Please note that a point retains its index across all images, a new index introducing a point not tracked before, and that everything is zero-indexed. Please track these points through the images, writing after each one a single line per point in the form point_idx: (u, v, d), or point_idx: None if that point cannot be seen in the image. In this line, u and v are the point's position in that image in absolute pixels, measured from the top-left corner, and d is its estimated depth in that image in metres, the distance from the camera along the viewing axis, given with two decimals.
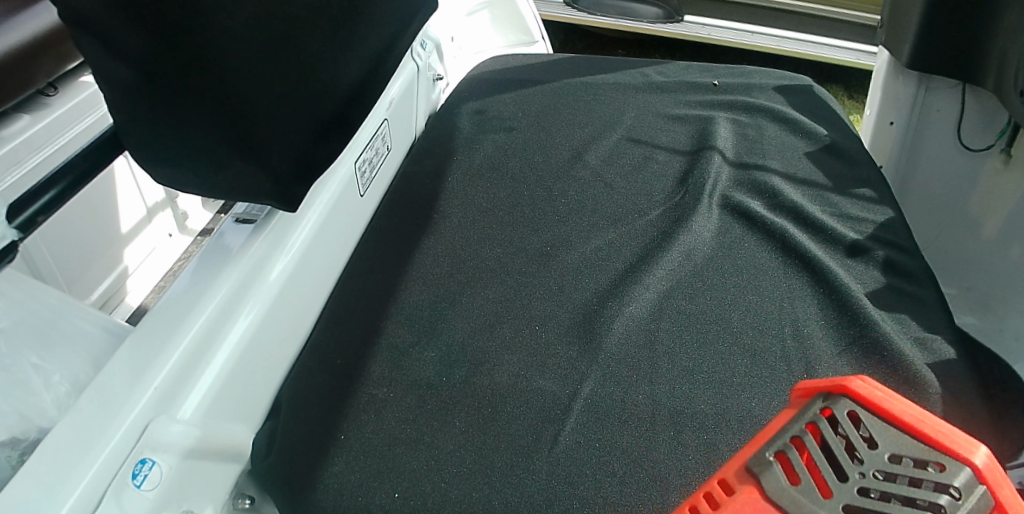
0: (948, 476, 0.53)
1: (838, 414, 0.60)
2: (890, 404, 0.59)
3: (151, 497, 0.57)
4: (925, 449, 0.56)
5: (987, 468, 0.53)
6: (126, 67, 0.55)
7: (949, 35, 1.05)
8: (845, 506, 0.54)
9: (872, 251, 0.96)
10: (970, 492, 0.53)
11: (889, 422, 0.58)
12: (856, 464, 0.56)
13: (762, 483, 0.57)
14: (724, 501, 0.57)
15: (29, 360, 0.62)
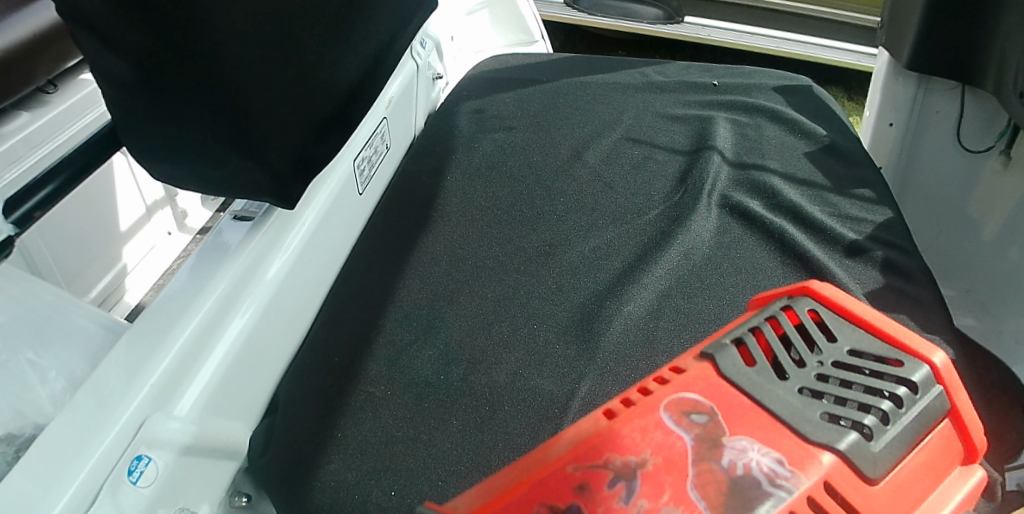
0: (908, 370, 0.58)
1: (801, 313, 0.64)
2: (855, 309, 0.63)
3: (147, 494, 0.57)
4: (885, 347, 0.60)
5: (946, 366, 0.58)
6: (124, 61, 0.55)
7: (950, 36, 1.05)
8: (803, 388, 0.57)
9: (871, 251, 0.96)
10: (929, 388, 0.57)
11: (852, 324, 0.62)
12: (815, 355, 0.60)
13: (720, 363, 0.59)
14: (679, 378, 0.59)
15: (25, 355, 0.62)
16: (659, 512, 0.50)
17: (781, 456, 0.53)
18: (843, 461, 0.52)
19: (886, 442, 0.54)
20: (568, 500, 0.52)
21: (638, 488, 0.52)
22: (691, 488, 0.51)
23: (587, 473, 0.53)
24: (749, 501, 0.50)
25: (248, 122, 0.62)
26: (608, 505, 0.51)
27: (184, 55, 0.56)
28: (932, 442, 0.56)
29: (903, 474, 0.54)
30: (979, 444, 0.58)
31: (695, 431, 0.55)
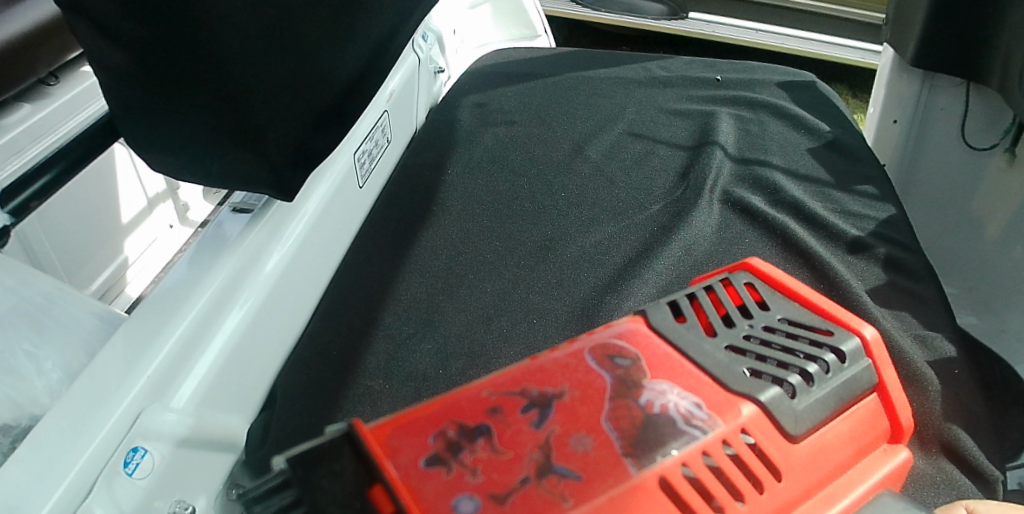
0: (839, 342, 0.64)
1: (742, 287, 0.70)
2: (793, 287, 0.69)
3: (143, 485, 0.57)
4: (818, 320, 0.66)
5: (874, 340, 0.64)
6: (122, 51, 0.55)
7: (955, 31, 1.04)
8: (730, 345, 0.64)
9: (874, 248, 0.96)
10: (858, 362, 0.63)
11: (790, 299, 0.69)
12: (749, 322, 0.66)
13: (654, 321, 0.66)
14: (609, 331, 0.65)
15: (22, 347, 0.62)
16: (567, 435, 0.56)
17: (699, 402, 0.58)
18: (763, 414, 0.58)
19: (809, 402, 0.59)
20: (481, 418, 0.57)
21: (551, 416, 0.57)
22: (604, 420, 0.57)
23: (503, 398, 0.59)
24: (660, 434, 0.56)
25: (248, 113, 0.61)
26: (519, 427, 0.57)
27: (183, 45, 0.55)
28: (857, 413, 0.62)
29: (824, 434, 0.59)
30: (905, 422, 0.64)
31: (615, 373, 0.61)
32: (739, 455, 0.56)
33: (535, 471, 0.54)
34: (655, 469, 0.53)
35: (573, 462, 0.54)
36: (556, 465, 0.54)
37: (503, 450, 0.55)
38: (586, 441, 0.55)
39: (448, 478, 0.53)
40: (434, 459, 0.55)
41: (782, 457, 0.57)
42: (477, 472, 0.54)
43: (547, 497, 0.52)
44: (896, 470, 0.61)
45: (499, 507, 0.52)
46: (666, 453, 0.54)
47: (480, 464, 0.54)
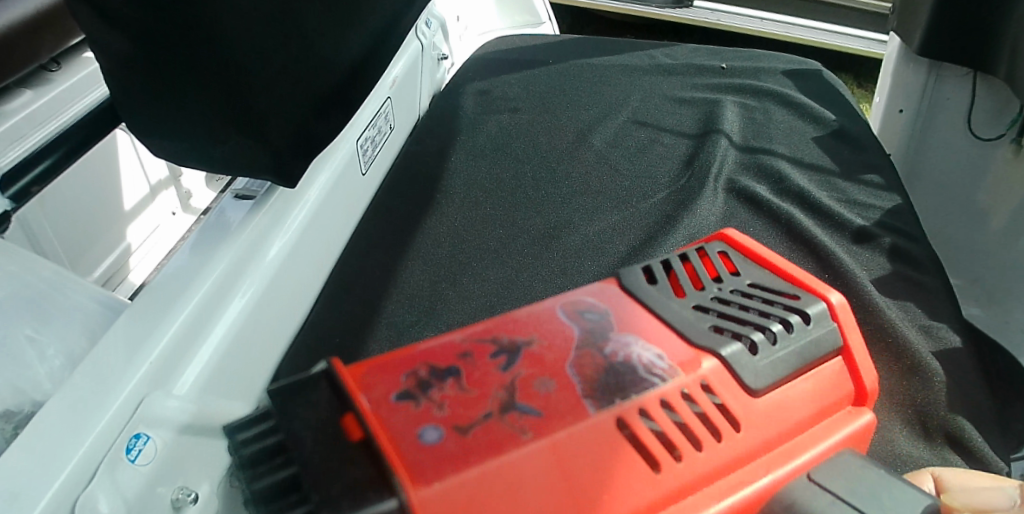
0: (806, 306, 0.65)
1: (715, 255, 0.72)
2: (765, 255, 0.71)
3: (147, 471, 0.56)
4: (788, 285, 0.67)
5: (840, 305, 0.65)
6: (122, 37, 0.55)
7: (962, 19, 1.03)
8: (697, 305, 0.66)
9: (879, 237, 0.95)
10: (824, 326, 0.64)
11: (760, 266, 0.70)
12: (717, 286, 0.68)
13: (624, 282, 0.68)
14: (582, 290, 0.68)
15: (23, 332, 0.61)
16: (532, 378, 0.58)
17: (662, 354, 0.60)
18: (726, 369, 0.60)
19: (772, 359, 0.61)
20: (451, 361, 0.60)
21: (518, 360, 0.59)
22: (569, 366, 0.59)
23: (474, 344, 0.61)
24: (622, 379, 0.58)
25: (251, 101, 0.61)
26: (487, 370, 0.59)
27: (183, 31, 0.55)
28: (821, 374, 0.63)
29: (785, 392, 0.61)
30: (870, 386, 0.65)
31: (584, 324, 0.63)
32: (699, 404, 0.58)
33: (499, 408, 0.56)
34: (615, 411, 0.56)
35: (536, 402, 0.56)
36: (519, 404, 0.56)
37: (470, 389, 0.57)
38: (549, 384, 0.57)
39: (416, 411, 0.55)
40: (402, 393, 0.57)
41: (740, 410, 0.59)
42: (443, 407, 0.56)
43: (508, 430, 0.54)
44: (857, 431, 0.63)
45: (462, 436, 0.53)
46: (626, 397, 0.57)
47: (446, 400, 0.56)
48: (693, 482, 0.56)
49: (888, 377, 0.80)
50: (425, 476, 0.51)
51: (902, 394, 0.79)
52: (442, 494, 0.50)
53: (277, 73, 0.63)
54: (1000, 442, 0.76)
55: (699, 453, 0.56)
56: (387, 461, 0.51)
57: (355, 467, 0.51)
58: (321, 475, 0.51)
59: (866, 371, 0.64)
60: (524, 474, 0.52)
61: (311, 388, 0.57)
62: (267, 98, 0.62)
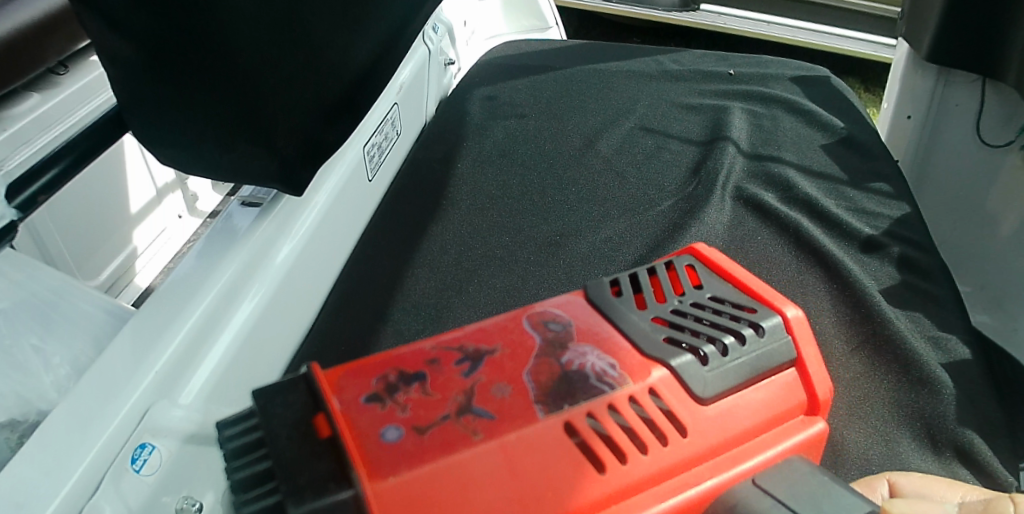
0: (759, 319, 0.65)
1: (681, 268, 0.72)
2: (728, 268, 0.71)
3: (151, 482, 0.55)
4: (746, 299, 0.67)
5: (796, 320, 0.65)
6: (129, 46, 0.54)
7: (972, 28, 1.03)
8: (657, 317, 0.66)
9: (887, 247, 0.95)
10: (777, 340, 0.64)
11: (723, 279, 0.70)
12: (678, 299, 0.68)
13: (590, 295, 0.68)
14: (549, 301, 0.68)
15: (29, 341, 0.62)
16: (491, 384, 0.59)
17: (615, 363, 0.61)
18: (675, 378, 0.60)
19: (722, 368, 0.61)
20: (418, 366, 0.61)
21: (480, 367, 0.61)
22: (527, 373, 0.60)
23: (441, 351, 0.62)
24: (575, 386, 0.59)
25: (259, 110, 0.61)
26: (450, 375, 0.60)
27: (191, 41, 0.54)
28: (772, 386, 0.63)
29: (736, 402, 0.61)
30: (826, 395, 0.64)
31: (547, 334, 0.64)
32: (647, 410, 0.59)
33: (456, 410, 0.57)
34: (564, 416, 0.57)
35: (491, 405, 0.57)
36: (476, 407, 0.57)
37: (433, 393, 0.58)
38: (506, 389, 0.59)
39: (381, 412, 0.56)
40: (368, 397, 0.58)
41: (690, 418, 0.59)
42: (406, 409, 0.57)
43: (464, 432, 0.55)
44: (808, 439, 0.63)
45: (420, 436, 0.55)
46: (578, 403, 0.58)
47: (408, 402, 0.57)
48: (639, 484, 0.56)
49: (897, 389, 0.80)
50: (382, 474, 0.52)
51: (912, 406, 0.78)
52: (394, 490, 0.51)
53: (284, 81, 0.63)
54: (1010, 455, 0.76)
55: (644, 457, 0.57)
56: (346, 454, 0.52)
57: (316, 461, 0.52)
58: (287, 467, 0.52)
59: (820, 380, 0.64)
60: (474, 472, 0.53)
61: (290, 390, 0.57)
62: (275, 106, 0.62)
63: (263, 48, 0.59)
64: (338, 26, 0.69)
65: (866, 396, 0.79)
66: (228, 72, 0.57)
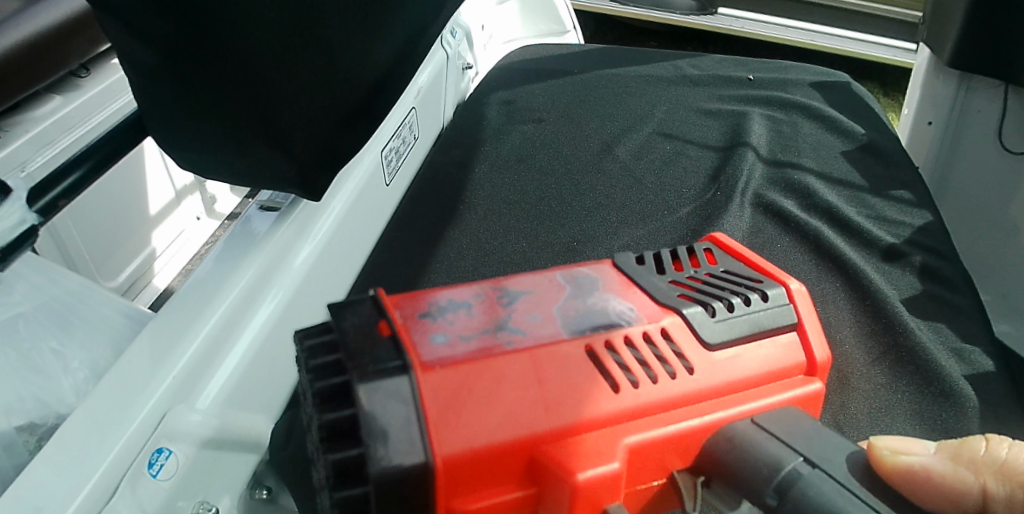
0: (765, 287, 0.65)
1: (699, 250, 0.73)
2: (745, 251, 0.72)
3: (168, 487, 0.56)
4: (754, 273, 0.68)
5: (799, 291, 0.65)
6: (151, 50, 0.54)
7: (996, 34, 1.02)
8: (674, 281, 0.67)
9: (909, 255, 0.94)
10: (781, 304, 0.64)
11: (736, 260, 0.72)
12: (692, 270, 0.69)
13: (616, 262, 0.69)
14: (581, 263, 0.69)
15: (48, 345, 0.62)
16: (528, 312, 0.59)
17: (633, 307, 0.62)
18: (686, 325, 0.61)
19: (729, 320, 0.61)
20: (462, 295, 0.61)
21: (519, 299, 0.61)
22: (557, 308, 0.61)
23: (483, 286, 0.62)
24: (598, 321, 0.60)
25: (275, 114, 0.61)
26: (490, 304, 0.60)
27: (209, 49, 0.54)
28: (777, 344, 0.63)
29: (741, 354, 0.61)
30: (825, 358, 0.64)
31: (577, 281, 0.65)
32: (659, 349, 0.59)
33: (494, 329, 0.57)
34: (585, 339, 0.57)
35: (526, 328, 0.58)
36: (512, 328, 0.57)
37: (476, 315, 0.59)
38: (538, 319, 0.59)
39: (429, 324, 0.56)
40: (422, 312, 0.57)
41: (698, 360, 0.59)
42: (451, 323, 0.57)
43: (501, 343, 0.55)
44: (806, 395, 0.62)
45: (464, 344, 0.55)
46: (600, 331, 0.58)
47: (455, 319, 0.57)
48: (651, 407, 0.56)
49: (919, 401, 0.78)
50: (430, 365, 0.52)
51: (935, 418, 0.76)
52: (440, 382, 0.51)
53: (303, 90, 0.62)
54: None
55: (655, 385, 0.57)
56: (401, 343, 0.52)
57: (378, 348, 0.52)
58: (353, 350, 0.51)
59: (818, 341, 0.63)
60: (506, 378, 0.53)
61: (357, 306, 0.56)
62: (292, 113, 0.62)
63: (282, 58, 0.59)
64: (363, 32, 0.69)
65: (888, 408, 0.78)
66: (244, 76, 0.57)
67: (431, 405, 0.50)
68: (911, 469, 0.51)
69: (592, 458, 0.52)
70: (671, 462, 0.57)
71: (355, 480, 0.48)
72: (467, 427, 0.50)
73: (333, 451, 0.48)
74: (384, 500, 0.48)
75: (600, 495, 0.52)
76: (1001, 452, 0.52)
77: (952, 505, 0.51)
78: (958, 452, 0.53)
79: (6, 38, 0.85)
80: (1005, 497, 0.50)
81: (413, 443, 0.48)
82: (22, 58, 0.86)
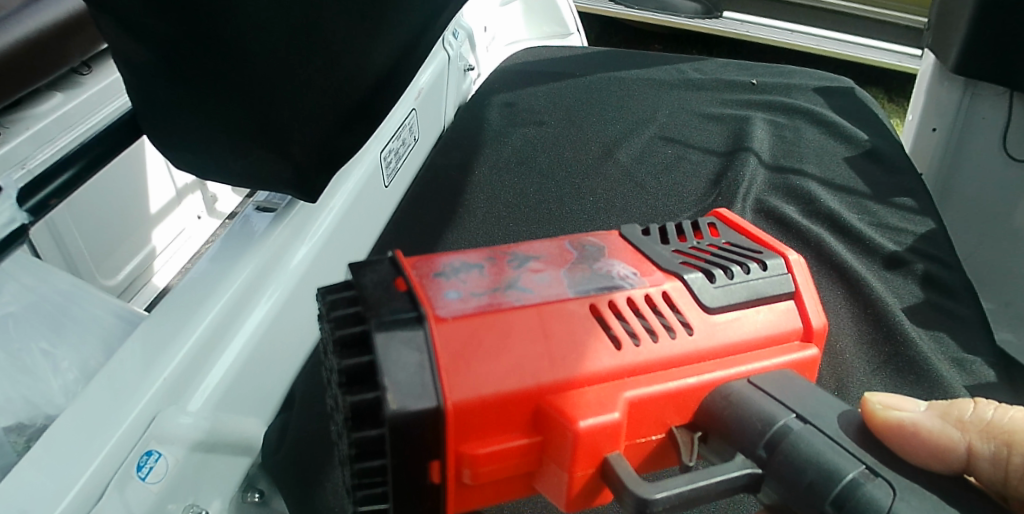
0: (764, 256, 0.64)
1: (703, 223, 0.70)
2: (749, 226, 0.70)
3: (156, 490, 0.56)
4: (756, 245, 0.67)
5: (798, 262, 0.64)
6: (144, 49, 0.54)
7: (1001, 41, 1.01)
8: (677, 251, 0.65)
9: (911, 263, 0.93)
10: (780, 273, 0.63)
11: (738, 233, 0.70)
12: (696, 241, 0.67)
13: (622, 232, 0.67)
14: (587, 233, 0.67)
15: (38, 346, 0.62)
16: (539, 272, 0.58)
17: (636, 271, 0.61)
18: (687, 289, 0.60)
19: (727, 287, 0.60)
20: (473, 256, 0.59)
21: (529, 262, 0.60)
22: (564, 269, 0.59)
23: (495, 250, 0.61)
24: (603, 283, 0.58)
25: (272, 115, 0.60)
26: (501, 265, 0.59)
27: (200, 44, 0.54)
28: (775, 311, 0.61)
29: (741, 319, 0.60)
30: (822, 324, 0.62)
31: (587, 248, 0.63)
32: (664, 315, 0.58)
33: (503, 286, 0.56)
34: (590, 299, 0.56)
35: (535, 287, 0.56)
36: (521, 286, 0.56)
37: (488, 274, 0.57)
38: (546, 278, 0.58)
39: (441, 280, 0.55)
40: (436, 271, 0.56)
41: (698, 322, 0.58)
42: (463, 280, 0.56)
43: (509, 299, 0.55)
44: (803, 359, 0.61)
45: (475, 300, 0.54)
46: (604, 292, 0.57)
47: (467, 278, 0.56)
48: (652, 365, 0.56)
49: None
50: (444, 316, 0.51)
51: None
52: (452, 332, 0.51)
53: (302, 92, 0.62)
54: None
55: (655, 344, 0.56)
56: (416, 295, 0.51)
57: (395, 299, 0.51)
58: (371, 302, 0.50)
59: (815, 306, 0.62)
60: (514, 331, 0.52)
61: (376, 264, 0.54)
62: (289, 116, 0.61)
63: (281, 60, 0.58)
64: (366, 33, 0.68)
65: None
66: (239, 75, 0.56)
67: (443, 354, 0.50)
68: (904, 425, 0.51)
69: (592, 408, 0.52)
70: (669, 417, 0.56)
71: (371, 422, 0.48)
72: (476, 376, 0.50)
73: (350, 394, 0.48)
74: (397, 442, 0.48)
75: (601, 444, 0.52)
76: (987, 413, 0.52)
77: (940, 460, 0.51)
78: (946, 410, 0.53)
79: (7, 36, 0.85)
80: (990, 455, 0.51)
81: (424, 388, 0.48)
82: (22, 56, 0.85)
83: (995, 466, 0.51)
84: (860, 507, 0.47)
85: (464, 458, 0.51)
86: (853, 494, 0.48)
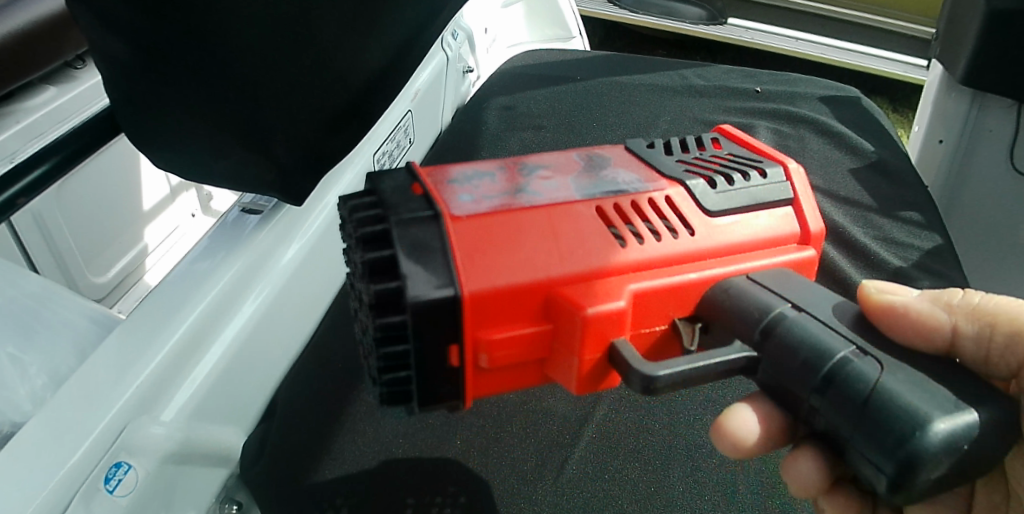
0: (763, 165, 0.61)
1: (706, 138, 0.68)
2: (752, 140, 0.67)
3: (124, 504, 0.54)
4: (755, 155, 0.64)
5: (797, 169, 0.61)
6: (122, 42, 0.52)
7: (1011, 51, 0.99)
8: (681, 161, 0.63)
9: (917, 280, 0.90)
10: (779, 181, 0.60)
11: (740, 146, 0.67)
12: (698, 152, 0.65)
13: (626, 145, 0.64)
14: (592, 147, 0.65)
15: (5, 349, 0.59)
16: (551, 178, 0.56)
17: (640, 177, 0.59)
18: (688, 195, 0.57)
19: (728, 192, 0.58)
20: (484, 165, 0.57)
21: (539, 168, 0.58)
22: (572, 175, 0.57)
23: (504, 159, 0.59)
24: (610, 187, 0.56)
25: (256, 112, 0.57)
26: (512, 171, 0.57)
27: (180, 36, 0.51)
28: (775, 216, 0.59)
29: (743, 226, 0.57)
30: (820, 226, 0.60)
31: (596, 161, 0.61)
32: (667, 218, 0.56)
33: (515, 189, 0.54)
34: (596, 200, 0.54)
35: (545, 188, 0.54)
36: (532, 188, 0.54)
37: (499, 179, 0.55)
38: (556, 183, 0.56)
39: (453, 183, 0.53)
40: (448, 176, 0.54)
41: (699, 223, 0.56)
42: (475, 183, 0.54)
43: (521, 198, 0.53)
44: (799, 259, 0.58)
45: (489, 198, 0.52)
46: (609, 194, 0.55)
47: (479, 182, 0.54)
48: (658, 261, 0.54)
49: None
50: (458, 214, 0.50)
51: None
52: (467, 228, 0.49)
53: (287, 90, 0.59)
54: None
55: (660, 242, 0.54)
56: (431, 196, 0.50)
57: (412, 201, 0.50)
58: (388, 203, 0.49)
59: (813, 210, 0.59)
60: (526, 226, 0.51)
61: (393, 173, 0.53)
62: (274, 116, 0.59)
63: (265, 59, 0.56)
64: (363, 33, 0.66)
65: None
66: (221, 69, 0.54)
67: (456, 243, 0.48)
68: (894, 307, 0.52)
69: (600, 296, 0.50)
70: (673, 310, 0.55)
71: (393, 310, 0.47)
72: (490, 266, 0.48)
73: (371, 284, 0.46)
74: (419, 327, 0.46)
75: (608, 330, 0.50)
76: (974, 299, 0.55)
77: (927, 340, 0.52)
78: (936, 296, 0.55)
79: (4, 23, 0.81)
80: (974, 334, 0.53)
81: (440, 275, 0.46)
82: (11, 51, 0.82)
83: (980, 344, 0.54)
84: (849, 380, 0.47)
85: (480, 344, 0.49)
86: (843, 369, 0.48)
